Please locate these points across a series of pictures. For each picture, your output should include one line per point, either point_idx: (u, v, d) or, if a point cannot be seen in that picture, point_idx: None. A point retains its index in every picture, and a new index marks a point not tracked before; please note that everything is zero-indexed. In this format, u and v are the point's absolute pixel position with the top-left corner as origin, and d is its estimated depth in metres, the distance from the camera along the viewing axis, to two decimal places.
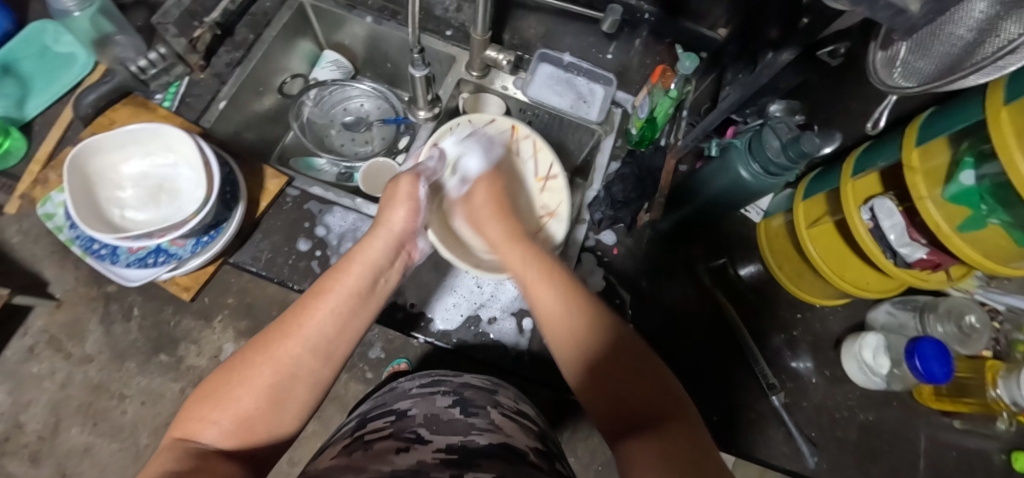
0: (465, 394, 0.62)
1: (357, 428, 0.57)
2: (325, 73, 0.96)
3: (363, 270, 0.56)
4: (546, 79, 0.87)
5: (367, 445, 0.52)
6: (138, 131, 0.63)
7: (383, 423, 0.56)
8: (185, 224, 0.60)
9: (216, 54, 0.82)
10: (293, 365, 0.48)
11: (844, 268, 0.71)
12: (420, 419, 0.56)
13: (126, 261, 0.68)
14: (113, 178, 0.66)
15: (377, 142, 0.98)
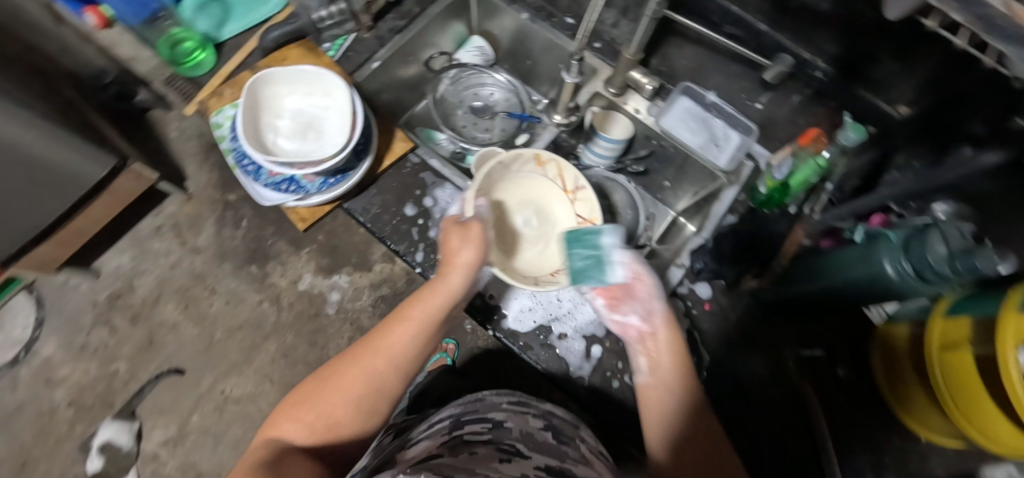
0: (554, 423, 0.68)
1: (455, 429, 0.63)
2: (468, 57, 1.00)
3: (443, 298, 0.60)
4: (682, 113, 0.82)
5: (462, 440, 0.60)
6: (308, 72, 0.70)
7: (482, 428, 0.62)
8: (322, 164, 0.66)
9: (383, 19, 0.87)
10: (378, 378, 0.55)
11: (973, 403, 0.62)
12: (515, 432, 0.61)
13: (264, 182, 0.74)
14: (275, 107, 0.73)
15: (497, 132, 0.98)
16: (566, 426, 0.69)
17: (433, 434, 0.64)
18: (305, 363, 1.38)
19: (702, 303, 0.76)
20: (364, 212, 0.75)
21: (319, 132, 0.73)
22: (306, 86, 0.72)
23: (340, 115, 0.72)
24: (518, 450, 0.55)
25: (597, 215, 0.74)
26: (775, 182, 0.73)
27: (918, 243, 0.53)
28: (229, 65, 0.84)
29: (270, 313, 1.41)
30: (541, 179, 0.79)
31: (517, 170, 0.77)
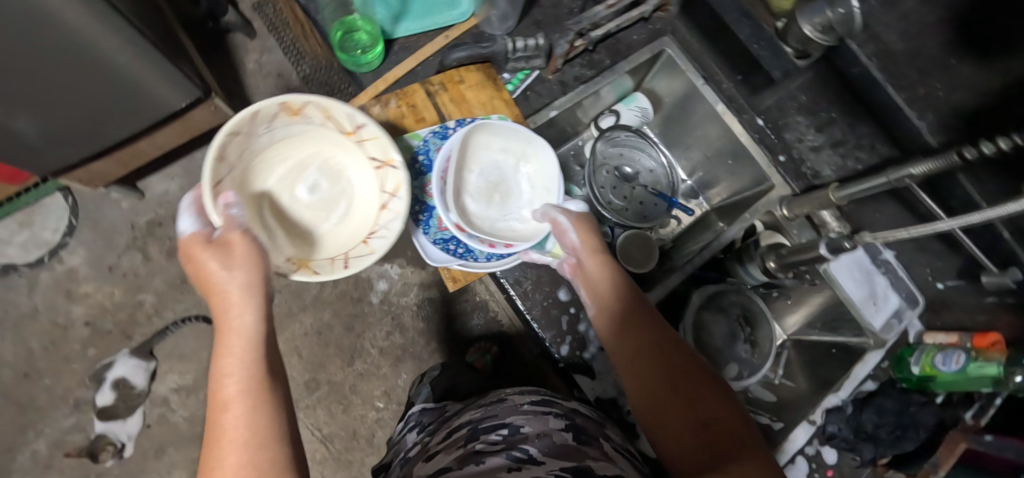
0: (577, 423, 0.61)
1: (469, 440, 0.59)
2: (628, 115, 0.93)
3: (237, 330, 0.45)
4: (851, 260, 0.78)
5: (469, 454, 0.54)
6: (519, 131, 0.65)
7: (495, 439, 0.56)
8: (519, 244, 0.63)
9: (571, 63, 0.79)
10: (259, 423, 0.39)
11: None
12: (530, 437, 0.56)
13: (433, 236, 0.67)
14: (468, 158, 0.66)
15: (634, 204, 0.90)
16: (590, 425, 0.62)
17: (448, 447, 0.59)
18: (338, 347, 1.31)
19: (827, 468, 0.73)
20: (516, 284, 0.70)
21: (507, 198, 0.68)
22: (506, 143, 0.67)
23: (546, 196, 0.67)
24: (531, 457, 0.50)
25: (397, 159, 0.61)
26: (932, 368, 0.71)
27: None
28: (400, 71, 0.76)
29: (313, 286, 1.31)
30: (316, 128, 0.63)
31: (275, 129, 0.60)
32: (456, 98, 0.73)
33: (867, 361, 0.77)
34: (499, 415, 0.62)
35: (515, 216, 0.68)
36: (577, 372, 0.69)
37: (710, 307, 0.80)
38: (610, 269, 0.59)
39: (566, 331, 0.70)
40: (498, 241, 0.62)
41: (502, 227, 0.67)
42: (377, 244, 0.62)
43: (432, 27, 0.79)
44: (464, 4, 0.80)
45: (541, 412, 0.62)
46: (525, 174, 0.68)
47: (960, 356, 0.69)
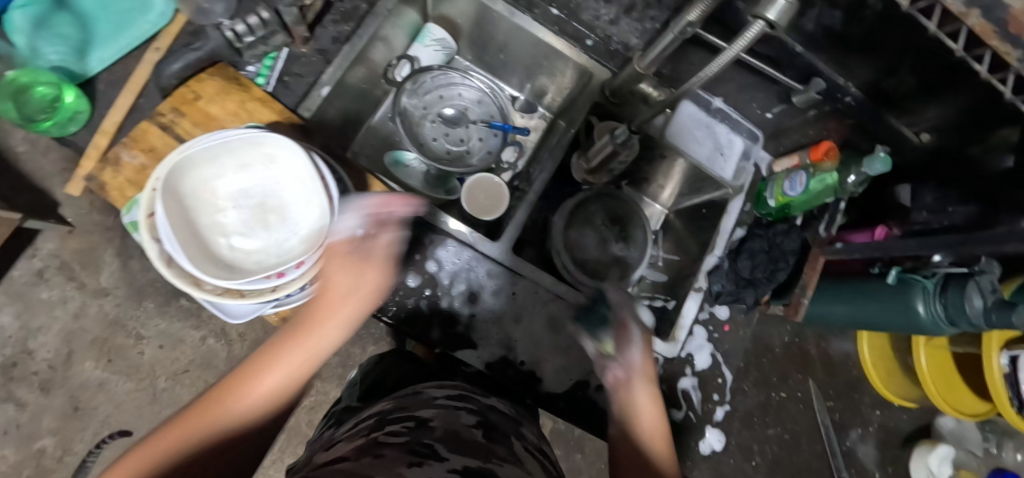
0: (491, 418, 0.51)
1: (375, 429, 0.46)
2: (427, 52, 0.85)
3: None
4: (687, 120, 0.79)
5: (373, 444, 0.42)
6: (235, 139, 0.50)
7: (401, 427, 0.45)
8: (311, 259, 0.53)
9: (319, 25, 0.69)
10: None
11: (947, 391, 0.73)
12: (438, 434, 0.44)
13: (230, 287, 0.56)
14: (207, 199, 0.52)
15: (474, 143, 0.88)
16: (511, 421, 0.52)
17: (347, 437, 0.46)
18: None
19: (723, 325, 0.77)
20: None
21: (278, 213, 0.54)
22: (237, 157, 0.52)
23: (310, 193, 0.54)
24: (432, 451, 0.40)
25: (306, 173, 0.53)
26: (786, 198, 0.73)
27: (954, 291, 0.55)
28: (116, 112, 0.62)
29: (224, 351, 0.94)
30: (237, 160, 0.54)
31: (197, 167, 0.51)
32: (198, 118, 0.62)
33: (730, 210, 0.80)
34: (410, 407, 0.50)
35: (294, 231, 0.54)
36: (457, 348, 0.67)
37: (572, 222, 0.78)
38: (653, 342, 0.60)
39: (431, 315, 0.66)
40: (285, 266, 0.52)
41: (288, 246, 0.54)
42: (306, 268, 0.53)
43: (133, 42, 0.67)
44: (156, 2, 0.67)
45: (453, 407, 0.51)
46: (289, 174, 0.53)
47: (802, 176, 0.71)
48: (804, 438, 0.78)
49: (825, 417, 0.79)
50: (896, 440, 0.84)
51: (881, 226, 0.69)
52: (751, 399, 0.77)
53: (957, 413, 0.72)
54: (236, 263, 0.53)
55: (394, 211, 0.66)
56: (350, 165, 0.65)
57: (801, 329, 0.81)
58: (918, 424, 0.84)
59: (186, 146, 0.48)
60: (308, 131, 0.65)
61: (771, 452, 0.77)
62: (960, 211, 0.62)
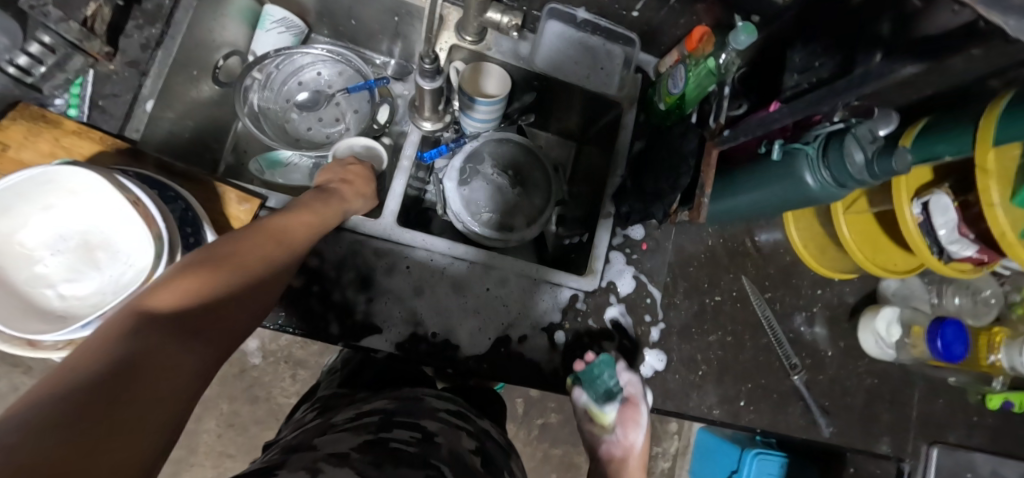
0: (486, 446, 0.51)
1: (381, 429, 0.46)
2: (270, 37, 0.78)
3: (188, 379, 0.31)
4: (556, 41, 0.73)
5: (388, 450, 0.42)
6: (17, 182, 0.45)
7: (408, 437, 0.45)
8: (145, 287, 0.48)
9: (123, 35, 0.63)
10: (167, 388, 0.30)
11: (876, 252, 0.72)
12: (443, 453, 0.45)
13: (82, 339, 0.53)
14: (18, 252, 0.49)
15: (349, 117, 0.83)
16: (502, 451, 0.52)
17: (353, 431, 0.45)
18: (259, 427, 0.95)
19: (641, 244, 0.75)
20: None
21: (106, 247, 0.51)
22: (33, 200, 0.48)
23: (128, 217, 0.49)
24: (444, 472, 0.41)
25: (112, 198, 0.48)
26: (672, 97, 0.70)
27: (834, 149, 0.52)
28: None
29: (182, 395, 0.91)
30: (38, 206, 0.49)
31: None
32: (12, 168, 0.58)
33: (626, 125, 0.76)
34: (413, 414, 0.50)
35: (125, 262, 0.51)
36: (362, 337, 0.63)
37: (465, 178, 0.74)
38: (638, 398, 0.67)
39: (324, 310, 0.63)
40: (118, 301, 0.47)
41: (123, 279, 0.50)
42: None
43: None
44: None
45: (454, 424, 0.51)
46: (99, 204, 0.49)
47: (681, 70, 0.68)
48: (746, 335, 0.77)
49: (764, 309, 0.77)
50: (843, 314, 0.82)
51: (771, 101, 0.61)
52: (685, 311, 0.75)
53: (888, 273, 0.71)
54: (70, 312, 0.49)
55: (256, 214, 0.62)
56: (194, 178, 0.61)
57: (724, 229, 0.78)
58: (862, 294, 0.82)
59: None
60: (139, 152, 0.61)
61: (716, 358, 0.75)
62: (826, 63, 0.54)
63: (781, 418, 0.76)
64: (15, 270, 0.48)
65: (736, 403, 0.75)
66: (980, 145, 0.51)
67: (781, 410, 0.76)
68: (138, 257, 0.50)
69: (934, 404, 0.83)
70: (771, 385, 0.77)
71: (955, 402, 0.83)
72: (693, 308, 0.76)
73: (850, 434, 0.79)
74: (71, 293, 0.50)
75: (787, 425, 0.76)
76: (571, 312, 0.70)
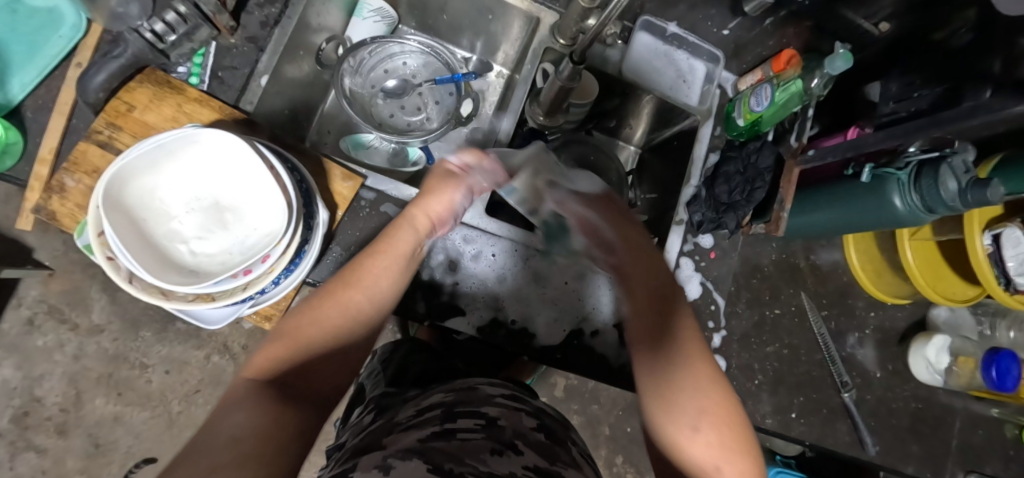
0: (546, 422, 0.52)
1: (444, 421, 0.47)
2: (366, 25, 0.82)
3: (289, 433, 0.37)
4: (645, 51, 0.75)
5: (453, 435, 0.43)
6: (169, 141, 0.48)
7: (473, 424, 0.46)
8: (272, 252, 0.51)
9: (245, 12, 0.66)
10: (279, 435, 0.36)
11: (936, 278, 0.75)
12: (509, 435, 0.46)
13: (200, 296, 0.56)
14: (158, 207, 0.52)
15: (431, 107, 0.85)
16: (561, 424, 0.53)
17: (417, 424, 0.47)
18: None
19: (709, 252, 0.77)
20: None
21: (236, 210, 0.54)
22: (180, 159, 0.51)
23: (261, 184, 0.53)
24: (511, 445, 0.43)
25: (250, 164, 0.51)
26: (753, 115, 0.72)
27: (928, 177, 0.54)
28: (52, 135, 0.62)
29: (231, 365, 0.92)
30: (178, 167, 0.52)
31: (140, 178, 0.50)
32: (137, 130, 0.60)
33: (702, 137, 0.77)
34: (471, 402, 0.51)
35: (252, 226, 0.54)
36: (447, 317, 0.67)
37: None
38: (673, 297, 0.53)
39: (413, 289, 0.66)
40: (250, 263, 0.50)
41: (249, 242, 0.53)
42: (276, 261, 0.52)
43: (51, 61, 0.66)
44: (65, 15, 0.66)
45: (512, 407, 0.52)
46: (236, 168, 0.52)
47: (767, 88, 0.69)
48: (801, 348, 0.79)
49: (821, 326, 0.80)
50: (893, 337, 0.85)
51: (853, 127, 0.65)
52: (744, 320, 0.78)
53: (946, 300, 0.74)
54: (200, 268, 0.52)
55: (357, 191, 0.65)
56: (304, 152, 0.63)
57: (786, 245, 0.81)
58: (913, 319, 0.84)
59: (121, 155, 0.46)
60: (253, 123, 0.64)
61: (772, 369, 0.78)
62: (927, 95, 0.59)
63: (828, 433, 0.79)
64: (155, 225, 0.52)
65: (788, 414, 0.78)
66: None
67: (828, 425, 0.79)
68: (266, 224, 0.53)
69: (974, 432, 0.85)
70: (820, 400, 0.79)
71: (994, 433, 0.86)
72: (752, 318, 0.78)
73: (892, 454, 0.82)
74: (202, 251, 0.53)
75: (833, 439, 0.79)
76: None
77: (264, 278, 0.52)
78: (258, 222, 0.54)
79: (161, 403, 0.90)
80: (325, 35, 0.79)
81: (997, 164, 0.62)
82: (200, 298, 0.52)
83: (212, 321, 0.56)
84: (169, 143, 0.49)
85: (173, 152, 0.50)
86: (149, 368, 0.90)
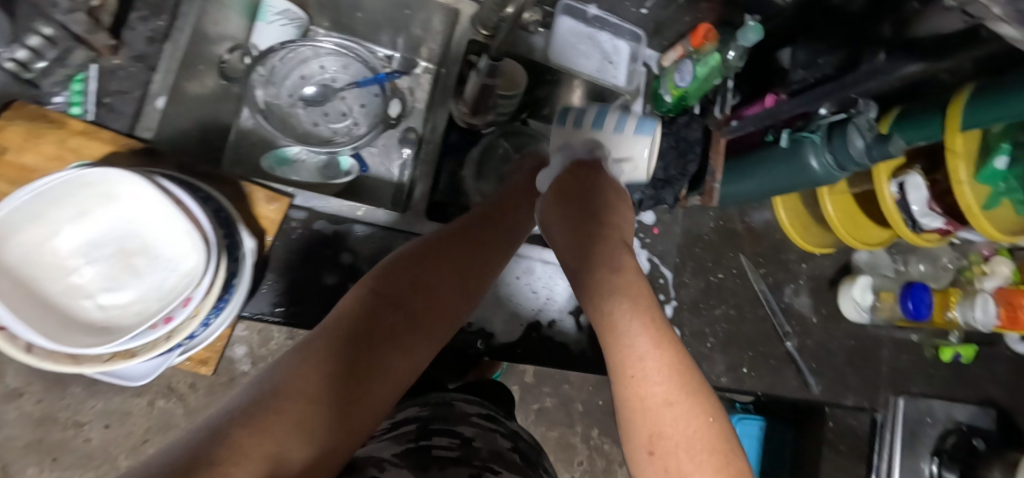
0: (522, 443, 0.52)
1: (421, 438, 0.47)
2: (274, 30, 0.75)
3: (308, 377, 0.40)
4: (568, 36, 0.74)
5: (431, 460, 0.44)
6: (55, 186, 0.43)
7: (450, 443, 0.46)
8: (195, 295, 0.46)
9: (127, 27, 0.59)
10: (312, 381, 0.40)
11: (856, 227, 0.80)
12: (485, 455, 0.47)
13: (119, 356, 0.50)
14: (54, 261, 0.46)
15: (356, 112, 0.81)
16: (538, 449, 0.53)
17: (392, 439, 0.47)
18: None
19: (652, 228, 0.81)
20: (276, 309, 0.61)
21: (149, 252, 0.49)
22: (74, 204, 0.46)
23: (172, 221, 0.48)
24: (486, 466, 0.44)
25: (155, 199, 0.47)
26: (680, 89, 0.74)
27: (838, 137, 0.58)
28: None
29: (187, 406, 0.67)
30: (73, 215, 0.47)
31: (25, 233, 0.44)
32: (14, 174, 0.52)
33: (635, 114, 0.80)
34: (448, 419, 0.50)
35: (169, 267, 0.49)
36: None
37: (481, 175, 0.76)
38: (634, 261, 0.47)
39: None
40: (170, 309, 0.45)
41: (167, 285, 0.48)
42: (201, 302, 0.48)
43: None
44: None
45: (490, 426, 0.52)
46: (140, 206, 0.48)
47: (688, 64, 0.72)
48: (746, 307, 0.84)
49: (762, 283, 0.84)
50: (824, 284, 0.91)
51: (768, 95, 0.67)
52: (691, 287, 0.81)
53: (869, 246, 0.79)
54: (114, 324, 0.46)
55: (285, 212, 0.61)
56: (220, 178, 0.58)
57: (722, 211, 0.85)
58: (840, 265, 0.91)
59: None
60: (156, 152, 0.58)
61: (722, 330, 0.82)
62: (829, 60, 0.60)
63: (777, 382, 0.84)
64: (52, 283, 0.45)
65: (741, 370, 0.82)
66: (949, 131, 0.59)
67: (776, 374, 0.84)
68: (185, 264, 0.48)
69: (898, 359, 0.94)
70: (768, 352, 0.84)
71: (915, 356, 0.95)
72: (700, 285, 0.82)
73: (833, 391, 0.88)
74: (114, 303, 0.47)
75: (782, 386, 0.84)
76: None
77: (189, 323, 0.47)
78: (175, 262, 0.49)
79: (103, 465, 0.61)
80: (228, 44, 0.73)
81: (895, 118, 0.68)
82: (118, 357, 0.46)
83: (138, 379, 0.51)
84: (55, 191, 0.44)
85: (62, 199, 0.45)
86: (84, 427, 0.61)
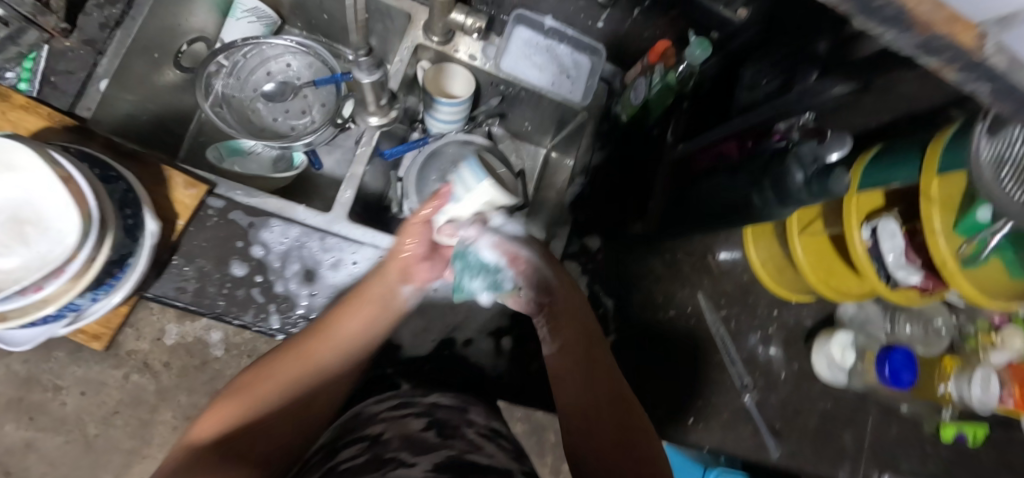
0: (439, 415, 0.52)
1: (329, 459, 0.46)
2: (241, 26, 0.77)
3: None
4: (523, 46, 0.73)
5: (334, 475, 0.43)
6: None
7: (356, 453, 0.45)
8: (67, 269, 0.48)
9: (81, 13, 0.63)
10: None
11: (831, 274, 0.71)
12: (396, 443, 0.46)
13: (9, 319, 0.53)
14: None
15: (316, 110, 0.81)
16: (458, 411, 0.53)
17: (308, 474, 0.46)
18: None
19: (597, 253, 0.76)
20: (179, 295, 0.60)
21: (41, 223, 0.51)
22: None
23: (59, 196, 0.49)
24: (397, 460, 0.43)
25: (43, 173, 0.48)
26: (634, 109, 0.69)
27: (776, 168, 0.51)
28: None
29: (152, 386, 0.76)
30: None
31: None
32: None
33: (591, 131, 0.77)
34: (357, 428, 0.50)
35: (55, 239, 0.50)
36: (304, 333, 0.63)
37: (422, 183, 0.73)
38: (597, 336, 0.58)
39: (266, 301, 0.62)
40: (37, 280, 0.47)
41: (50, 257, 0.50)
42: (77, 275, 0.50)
43: None
44: None
45: (400, 413, 0.51)
46: (32, 177, 0.49)
47: (642, 83, 0.68)
48: (698, 351, 0.77)
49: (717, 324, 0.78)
50: (799, 336, 0.82)
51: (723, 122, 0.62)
52: (633, 320, 0.76)
53: (844, 298, 0.70)
54: None
55: (202, 199, 0.61)
56: (142, 159, 0.60)
57: (682, 243, 0.79)
58: (820, 317, 0.82)
59: None
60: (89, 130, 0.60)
61: (667, 373, 0.75)
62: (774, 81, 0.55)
63: (729, 439, 0.76)
64: None
65: (684, 420, 0.75)
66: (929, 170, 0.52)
67: (728, 430, 0.76)
68: (67, 238, 0.50)
69: (886, 433, 0.82)
70: (720, 404, 0.76)
71: (907, 433, 0.83)
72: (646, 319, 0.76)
73: (799, 459, 0.78)
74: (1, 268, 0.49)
75: (733, 444, 0.76)
76: (518, 318, 0.69)
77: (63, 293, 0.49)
78: (60, 236, 0.50)
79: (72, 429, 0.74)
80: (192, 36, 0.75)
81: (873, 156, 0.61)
82: None
83: (25, 343, 0.53)
84: None
85: None
86: (63, 391, 0.74)
